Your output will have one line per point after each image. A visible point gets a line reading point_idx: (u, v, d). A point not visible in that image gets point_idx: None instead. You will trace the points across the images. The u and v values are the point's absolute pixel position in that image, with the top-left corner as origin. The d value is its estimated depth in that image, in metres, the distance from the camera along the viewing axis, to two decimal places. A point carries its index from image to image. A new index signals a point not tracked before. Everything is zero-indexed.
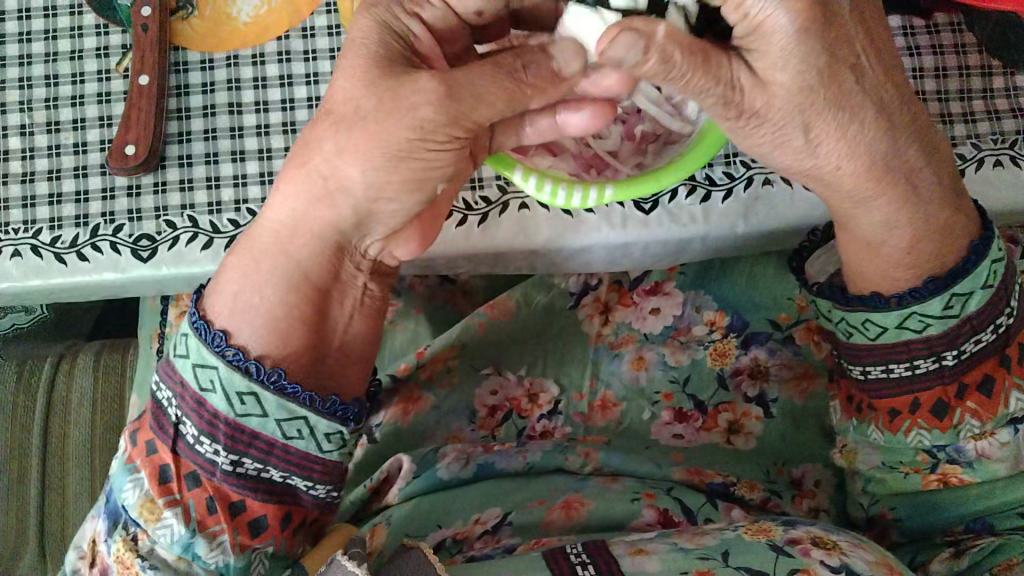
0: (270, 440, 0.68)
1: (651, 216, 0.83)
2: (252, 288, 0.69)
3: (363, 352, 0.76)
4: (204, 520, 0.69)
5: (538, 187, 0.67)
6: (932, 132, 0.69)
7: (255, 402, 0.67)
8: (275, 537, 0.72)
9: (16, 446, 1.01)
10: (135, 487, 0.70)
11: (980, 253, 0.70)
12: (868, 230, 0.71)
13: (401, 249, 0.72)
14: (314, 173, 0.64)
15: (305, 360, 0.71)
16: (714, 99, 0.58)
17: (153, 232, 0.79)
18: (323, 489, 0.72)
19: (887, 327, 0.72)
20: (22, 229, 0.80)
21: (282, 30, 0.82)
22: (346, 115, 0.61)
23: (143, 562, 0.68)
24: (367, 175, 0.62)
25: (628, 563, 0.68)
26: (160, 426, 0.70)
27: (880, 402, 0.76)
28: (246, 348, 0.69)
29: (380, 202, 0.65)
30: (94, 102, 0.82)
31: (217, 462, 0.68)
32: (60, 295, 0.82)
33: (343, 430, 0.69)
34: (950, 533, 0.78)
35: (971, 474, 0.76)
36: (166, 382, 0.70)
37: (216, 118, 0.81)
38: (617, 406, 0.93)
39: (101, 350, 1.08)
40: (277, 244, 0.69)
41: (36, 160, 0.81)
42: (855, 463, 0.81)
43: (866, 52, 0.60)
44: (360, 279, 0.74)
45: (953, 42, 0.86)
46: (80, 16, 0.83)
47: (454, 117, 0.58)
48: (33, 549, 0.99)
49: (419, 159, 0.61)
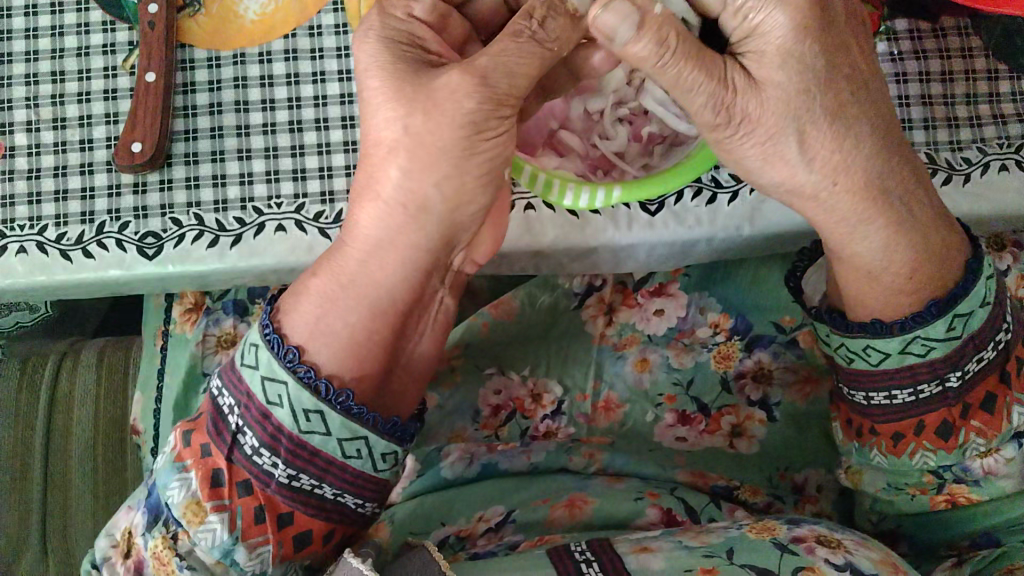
0: (329, 459, 0.67)
1: (657, 218, 0.83)
2: (335, 312, 0.68)
3: (422, 371, 0.77)
4: (249, 530, 0.67)
5: (545, 187, 0.67)
6: (921, 162, 0.71)
7: (319, 420, 0.66)
8: (316, 551, 0.71)
9: (21, 442, 1.02)
10: (182, 486, 0.67)
11: (977, 273, 0.70)
12: (867, 255, 0.70)
13: (479, 254, 0.73)
14: (390, 203, 0.64)
15: (373, 384, 0.71)
16: (704, 97, 0.61)
17: (159, 230, 0.79)
18: (370, 506, 0.71)
19: (889, 353, 0.71)
20: (27, 226, 0.79)
21: (289, 28, 0.82)
22: (397, 142, 0.61)
23: (180, 562, 0.67)
24: (438, 188, 0.63)
25: (633, 562, 0.68)
26: (218, 433, 0.68)
27: (883, 427, 0.74)
28: (318, 367, 0.68)
29: (457, 210, 0.65)
30: (100, 99, 0.82)
31: (274, 475, 0.67)
32: (65, 292, 0.82)
33: (398, 449, 0.69)
34: (954, 547, 0.79)
35: (979, 492, 0.76)
36: (230, 390, 0.68)
37: (223, 116, 0.81)
38: (620, 407, 0.93)
39: (106, 344, 1.08)
40: (360, 271, 0.68)
41: (42, 157, 0.81)
42: (862, 485, 0.81)
43: (857, 60, 0.64)
44: (441, 294, 0.75)
45: (959, 46, 0.86)
46: (87, 13, 0.83)
47: (499, 100, 0.59)
48: (36, 545, 0.99)
49: (484, 153, 0.62)
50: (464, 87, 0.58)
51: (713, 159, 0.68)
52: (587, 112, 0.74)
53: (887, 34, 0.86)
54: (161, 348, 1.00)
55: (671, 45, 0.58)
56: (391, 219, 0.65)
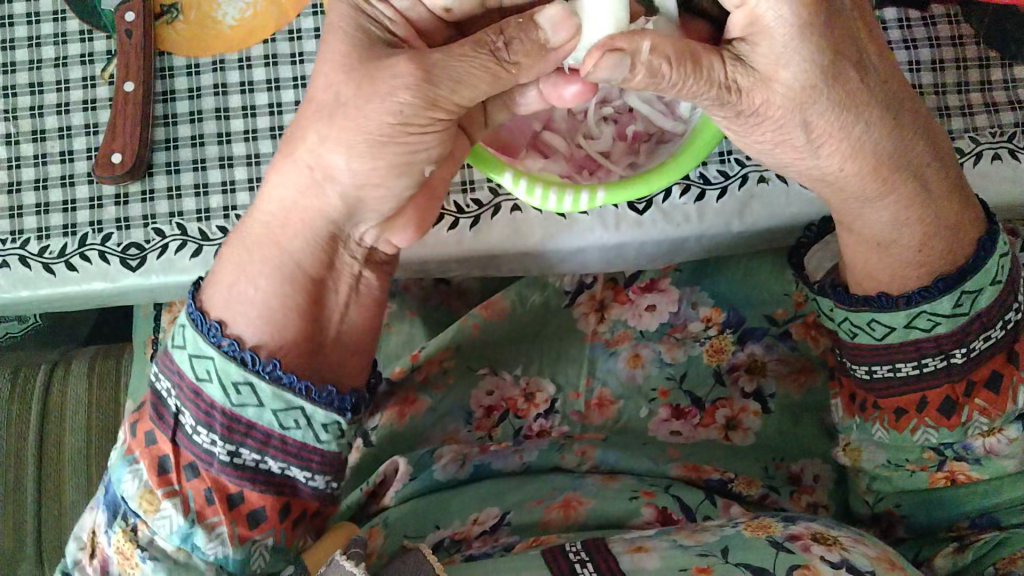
0: (267, 432, 0.67)
1: (645, 216, 0.82)
2: (246, 279, 0.69)
3: (361, 343, 0.75)
4: (203, 511, 0.68)
5: (529, 191, 0.66)
6: (936, 134, 0.69)
7: (250, 393, 0.67)
8: (275, 529, 0.70)
9: (14, 454, 1.01)
10: (134, 478, 0.69)
11: (988, 249, 0.69)
12: (876, 230, 0.70)
13: (398, 236, 0.72)
14: (300, 163, 0.65)
15: (300, 353, 0.70)
16: (708, 101, 0.59)
17: (142, 241, 0.78)
18: (322, 480, 0.71)
19: (894, 327, 0.71)
20: (9, 241, 0.79)
21: (268, 33, 0.81)
22: (327, 103, 0.60)
23: (143, 553, 0.68)
24: (352, 162, 0.62)
25: (628, 561, 0.68)
26: (159, 418, 0.70)
27: (885, 401, 0.75)
28: (241, 338, 0.69)
29: (366, 189, 0.64)
30: (79, 109, 0.81)
31: (215, 453, 0.67)
32: (51, 305, 0.82)
33: (340, 420, 0.69)
34: (955, 528, 0.78)
35: (978, 471, 0.75)
36: (164, 373, 0.69)
37: (204, 124, 0.80)
38: (614, 403, 0.93)
39: (96, 353, 1.09)
40: (268, 232, 0.69)
41: (23, 169, 0.80)
42: (860, 462, 0.80)
43: (867, 42, 0.61)
44: (357, 266, 0.73)
45: (950, 33, 0.85)
46: (64, 22, 0.82)
47: (433, 100, 0.58)
48: (31, 556, 0.98)
49: (401, 144, 0.61)
50: (407, 69, 0.57)
51: (718, 134, 0.66)
52: (570, 112, 0.73)
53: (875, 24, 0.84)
54: (153, 358, 0.99)
55: (663, 75, 0.56)
56: (304, 179, 0.65)
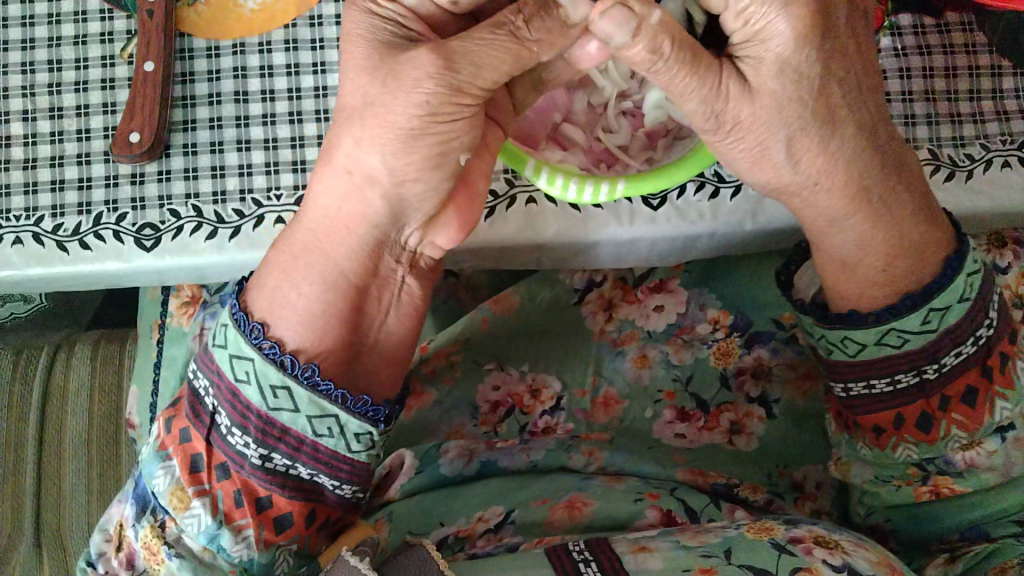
0: (300, 437, 0.67)
1: (659, 212, 0.82)
2: (289, 283, 0.69)
3: (396, 353, 0.76)
4: (231, 513, 0.69)
5: (550, 181, 0.65)
6: (907, 156, 0.70)
7: (287, 398, 0.66)
8: (299, 535, 0.71)
9: (14, 432, 1.01)
10: (166, 474, 0.70)
11: (956, 269, 0.70)
12: (846, 249, 0.71)
13: (440, 236, 0.70)
14: (339, 167, 0.64)
15: (339, 360, 0.71)
16: (696, 98, 0.59)
17: (157, 221, 0.78)
18: (349, 489, 0.72)
19: (866, 344, 0.71)
20: (23, 217, 0.79)
21: (289, 18, 0.81)
22: (357, 105, 0.60)
23: (168, 550, 0.69)
24: (388, 160, 0.61)
25: (630, 561, 0.67)
26: (196, 416, 0.71)
27: (864, 419, 0.75)
28: (283, 342, 0.69)
29: (404, 185, 0.63)
30: (98, 88, 0.81)
31: (248, 455, 0.68)
32: (61, 283, 0.81)
33: (373, 430, 0.68)
34: (946, 541, 0.76)
35: (963, 484, 0.74)
36: (204, 372, 0.70)
37: (222, 107, 0.80)
38: (619, 403, 0.92)
39: (99, 338, 1.08)
40: (305, 230, 0.69)
41: (38, 146, 0.80)
42: (851, 477, 0.81)
43: (853, 62, 0.63)
44: (401, 271, 0.73)
45: (963, 41, 0.86)
46: (84, 1, 0.82)
47: (457, 87, 0.57)
48: (28, 538, 0.97)
49: (435, 136, 0.60)
50: (428, 60, 0.57)
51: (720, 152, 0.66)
52: (591, 105, 0.73)
53: (892, 28, 0.85)
54: (158, 342, 0.98)
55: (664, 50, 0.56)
56: (343, 184, 0.64)
